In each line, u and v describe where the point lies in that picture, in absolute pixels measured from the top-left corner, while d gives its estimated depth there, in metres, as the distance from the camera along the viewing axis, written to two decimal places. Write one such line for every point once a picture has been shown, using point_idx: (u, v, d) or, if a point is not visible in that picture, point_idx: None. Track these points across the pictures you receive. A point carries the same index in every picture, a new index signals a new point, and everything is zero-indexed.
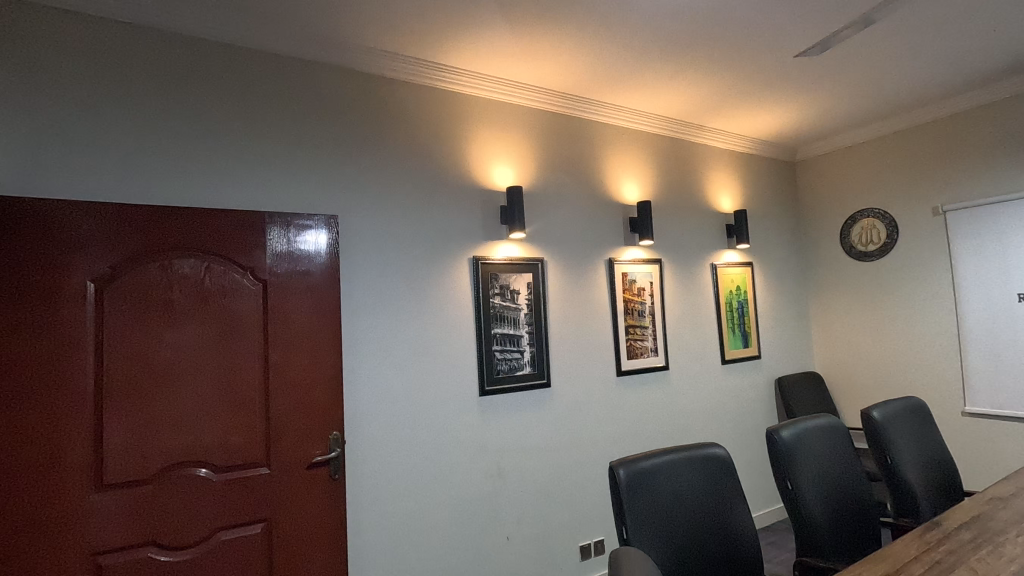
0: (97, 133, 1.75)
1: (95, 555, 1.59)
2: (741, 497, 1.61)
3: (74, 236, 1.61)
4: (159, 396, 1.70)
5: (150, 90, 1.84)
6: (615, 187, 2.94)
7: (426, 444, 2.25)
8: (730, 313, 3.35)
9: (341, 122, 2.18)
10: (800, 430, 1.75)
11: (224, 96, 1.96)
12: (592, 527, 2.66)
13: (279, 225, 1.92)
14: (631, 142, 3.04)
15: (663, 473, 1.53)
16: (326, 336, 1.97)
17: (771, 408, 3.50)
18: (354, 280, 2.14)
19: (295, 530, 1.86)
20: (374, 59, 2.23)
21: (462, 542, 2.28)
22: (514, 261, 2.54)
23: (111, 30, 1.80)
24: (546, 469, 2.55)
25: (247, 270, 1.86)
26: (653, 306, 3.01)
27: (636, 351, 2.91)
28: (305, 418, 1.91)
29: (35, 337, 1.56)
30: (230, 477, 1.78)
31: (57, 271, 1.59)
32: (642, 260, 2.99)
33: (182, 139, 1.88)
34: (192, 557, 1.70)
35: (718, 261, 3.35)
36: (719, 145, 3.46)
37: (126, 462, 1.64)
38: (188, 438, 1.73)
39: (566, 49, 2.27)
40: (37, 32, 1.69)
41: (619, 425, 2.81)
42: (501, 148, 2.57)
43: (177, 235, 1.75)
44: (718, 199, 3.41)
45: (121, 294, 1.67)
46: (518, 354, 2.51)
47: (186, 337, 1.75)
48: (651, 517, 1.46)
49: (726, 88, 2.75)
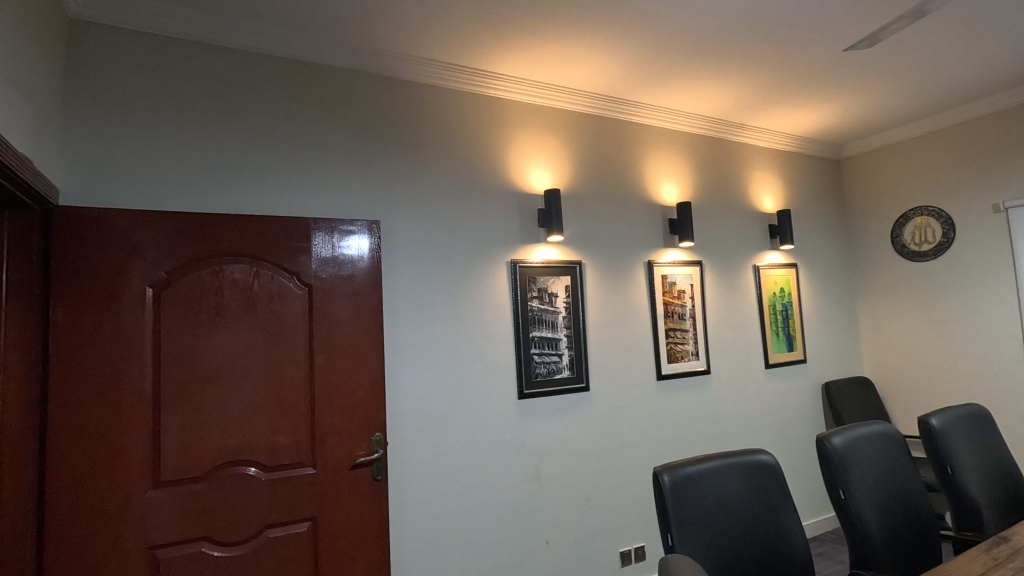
0: (153, 145, 1.84)
1: (152, 548, 1.66)
2: (792, 506, 1.56)
3: (133, 244, 1.70)
4: (210, 396, 1.77)
5: (200, 101, 1.91)
6: (654, 188, 2.90)
7: (465, 446, 2.26)
8: (774, 315, 3.26)
9: (381, 129, 2.22)
10: (852, 438, 1.68)
11: (270, 106, 2.02)
12: (633, 534, 2.62)
13: (323, 231, 1.97)
14: (669, 142, 2.99)
15: (708, 478, 1.50)
16: (369, 339, 2.01)
17: (818, 415, 3.38)
18: (394, 284, 2.18)
19: (339, 529, 1.89)
20: (412, 66, 2.27)
21: (502, 546, 2.29)
22: (553, 264, 2.53)
23: (165, 45, 1.88)
24: (586, 474, 2.53)
25: (293, 275, 1.91)
26: (694, 308, 2.95)
27: (676, 355, 2.86)
28: (349, 419, 1.95)
29: (97, 340, 1.65)
30: (277, 476, 1.83)
31: (117, 278, 1.68)
32: (683, 261, 2.94)
33: (230, 148, 1.94)
34: (241, 554, 1.76)
35: (761, 262, 3.27)
36: (760, 143, 3.37)
37: (180, 459, 1.71)
38: (238, 437, 1.79)
39: (605, 51, 2.26)
40: (100, 51, 1.79)
41: (660, 430, 2.77)
42: (538, 152, 2.57)
43: (228, 242, 1.81)
44: (760, 199, 3.32)
45: (175, 297, 1.74)
46: (556, 358, 2.51)
47: (235, 339, 1.81)
48: (697, 523, 1.43)
49: (770, 85, 2.68)
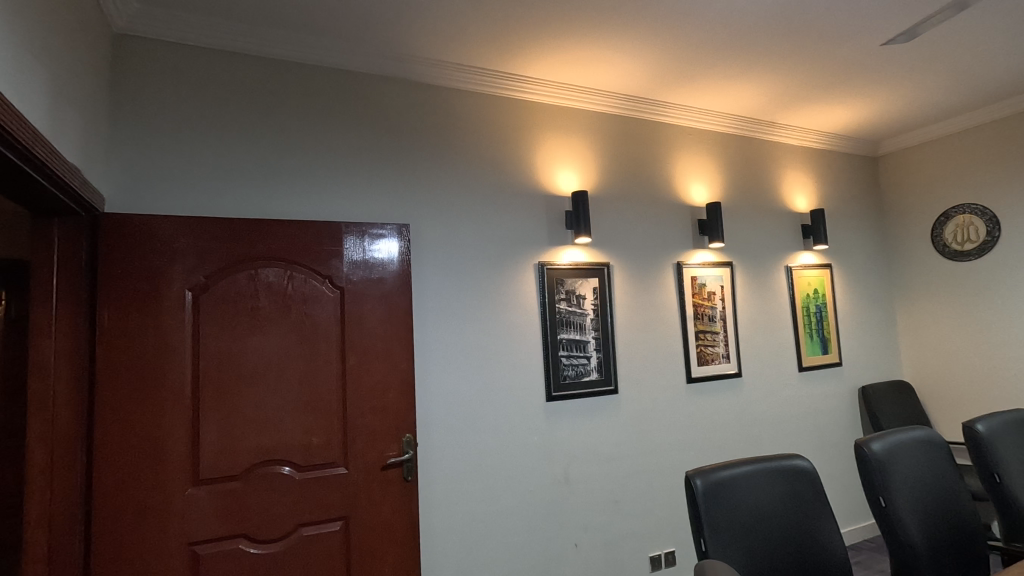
0: (192, 153, 1.90)
1: (192, 544, 1.71)
2: (830, 513, 1.52)
3: (173, 249, 1.76)
4: (246, 396, 1.81)
5: (236, 110, 1.97)
6: (682, 189, 2.86)
7: (494, 448, 2.27)
8: (808, 317, 3.19)
9: (410, 133, 2.24)
10: (893, 444, 1.63)
11: (303, 113, 2.06)
12: (664, 538, 2.58)
13: (355, 234, 2.00)
14: (698, 142, 2.95)
15: (742, 483, 1.47)
16: (399, 341, 2.03)
17: (855, 419, 3.28)
18: (424, 287, 2.21)
19: (370, 530, 1.92)
20: (441, 71, 2.30)
21: (530, 548, 2.28)
22: (580, 266, 2.52)
23: (203, 56, 1.94)
24: (614, 477, 2.51)
25: (326, 278, 1.95)
26: (724, 310, 2.91)
27: (706, 358, 2.82)
28: (379, 421, 1.97)
29: (140, 342, 1.71)
30: (310, 476, 1.86)
31: (158, 282, 1.74)
32: (712, 263, 2.89)
33: (265, 154, 1.99)
34: (277, 551, 1.80)
35: (794, 262, 3.20)
36: (792, 141, 3.30)
37: (218, 458, 1.76)
38: (272, 437, 1.83)
39: (633, 51, 2.24)
40: (142, 63, 1.86)
41: (690, 434, 2.73)
42: (566, 153, 2.57)
43: (263, 246, 1.86)
44: (792, 198, 3.25)
45: (213, 301, 1.79)
46: (585, 360, 2.50)
47: (270, 342, 1.86)
48: (731, 529, 1.40)
49: (803, 82, 2.62)
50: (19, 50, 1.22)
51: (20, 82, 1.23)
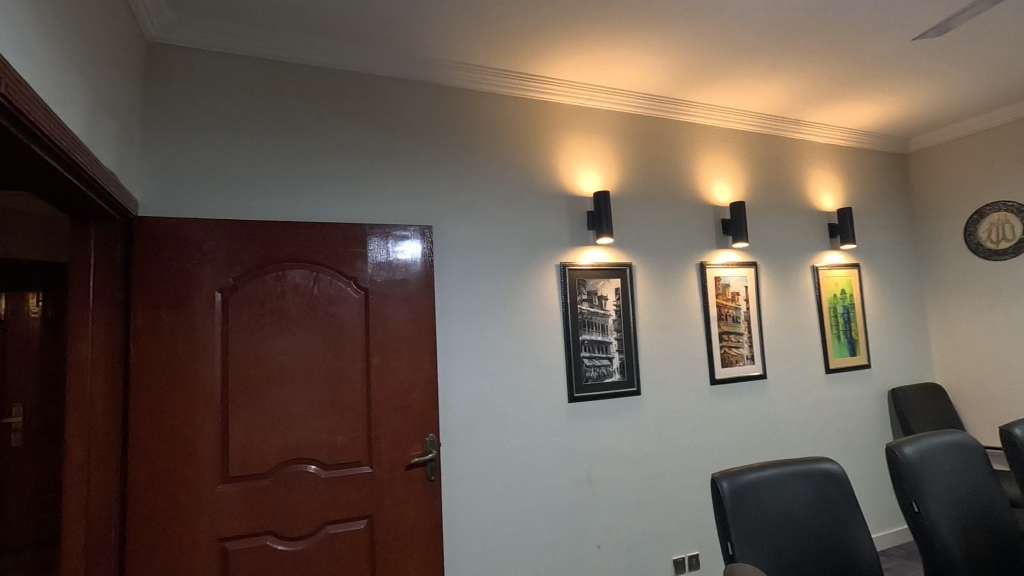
0: (221, 157, 1.94)
1: (221, 541, 1.75)
2: (861, 517, 1.48)
3: (203, 252, 1.80)
4: (273, 396, 1.85)
5: (263, 114, 2.00)
6: (705, 188, 2.84)
7: (515, 449, 2.27)
8: (835, 318, 3.13)
9: (431, 136, 2.26)
10: (926, 447, 1.60)
11: (327, 117, 2.10)
12: (687, 541, 2.55)
13: (379, 236, 2.02)
14: (721, 141, 2.92)
15: (771, 486, 1.46)
16: (423, 341, 2.05)
17: (884, 423, 3.21)
18: (446, 288, 2.22)
19: (394, 528, 1.94)
20: (463, 73, 2.31)
21: (553, 549, 2.28)
22: (603, 267, 2.51)
23: (231, 62, 1.98)
24: (637, 479, 2.49)
25: (350, 279, 1.97)
26: (749, 311, 2.87)
27: (731, 359, 2.78)
28: (403, 420, 1.99)
29: (171, 342, 1.75)
30: (336, 474, 1.89)
31: (189, 283, 1.78)
32: (736, 263, 2.86)
33: (291, 158, 2.03)
34: (303, 548, 1.83)
35: (820, 262, 3.14)
36: (818, 139, 3.24)
37: (246, 456, 1.79)
38: (299, 436, 1.86)
39: (655, 51, 2.23)
40: (174, 71, 1.91)
41: (715, 436, 2.69)
42: (587, 154, 2.56)
43: (289, 249, 1.89)
44: (819, 197, 3.19)
45: (241, 302, 1.83)
46: (607, 361, 2.48)
47: (296, 341, 1.89)
48: (759, 532, 1.39)
49: (830, 78, 2.57)
50: (60, 59, 1.26)
51: (61, 90, 1.27)
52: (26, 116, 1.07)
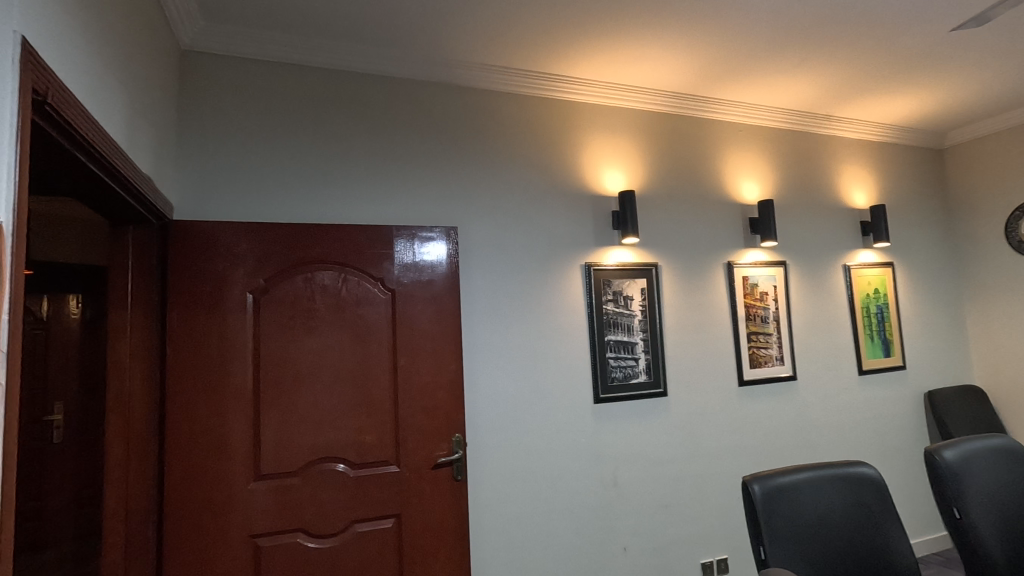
0: (251, 161, 1.98)
1: (254, 537, 1.79)
2: (899, 522, 1.44)
3: (235, 254, 1.84)
4: (302, 395, 1.87)
5: (292, 119, 2.04)
6: (733, 187, 2.79)
7: (540, 450, 2.27)
8: (868, 318, 3.05)
9: (456, 137, 2.27)
10: (967, 452, 1.55)
11: (355, 121, 2.12)
12: (715, 545, 2.52)
13: (405, 238, 2.04)
14: (749, 138, 2.87)
15: (804, 490, 1.43)
16: (448, 342, 2.06)
17: (920, 426, 3.11)
18: (471, 288, 2.23)
19: (422, 527, 1.95)
20: (487, 75, 2.32)
21: (579, 550, 2.27)
22: (628, 267, 2.50)
23: (261, 69, 2.02)
24: (664, 481, 2.46)
25: (378, 280, 2.00)
26: (778, 311, 2.82)
27: (759, 360, 2.74)
28: (430, 420, 2.00)
29: (204, 342, 1.79)
30: (364, 473, 1.91)
31: (222, 285, 1.82)
32: (765, 262, 2.80)
33: (319, 161, 2.06)
34: (333, 545, 1.85)
35: (852, 261, 3.06)
36: (849, 135, 3.16)
37: (277, 455, 1.83)
38: (328, 435, 1.89)
39: (682, 48, 2.21)
40: (206, 78, 1.95)
41: (743, 439, 2.65)
42: (612, 153, 2.54)
43: (318, 251, 1.93)
44: (851, 194, 3.12)
45: (272, 303, 1.86)
46: (633, 362, 2.46)
47: (325, 342, 1.91)
48: (793, 536, 1.36)
49: (863, 72, 2.51)
50: (101, 68, 1.30)
51: (103, 98, 1.32)
52: (70, 124, 1.12)
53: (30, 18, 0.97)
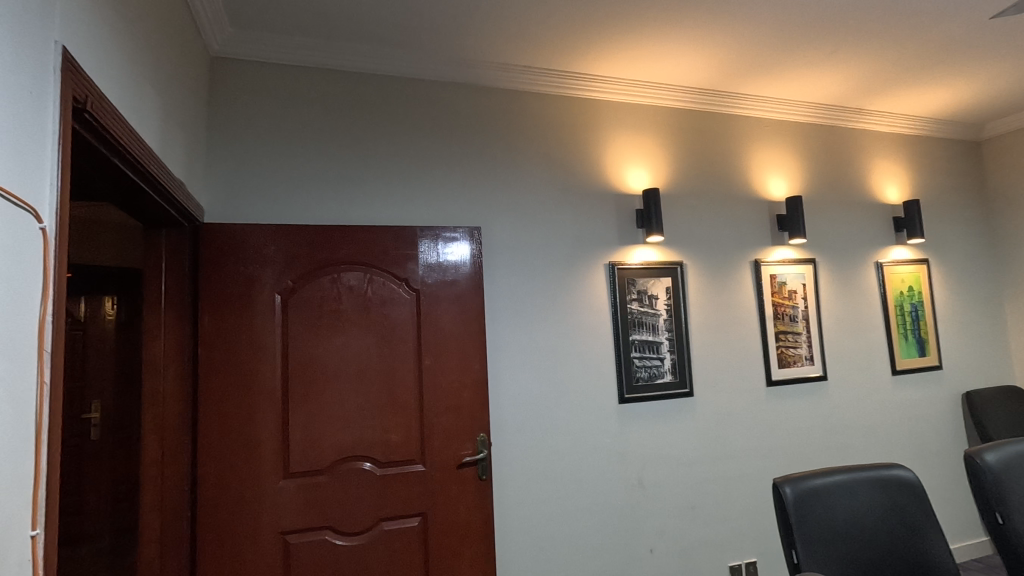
0: (278, 165, 2.01)
1: (283, 534, 1.82)
2: (939, 527, 1.39)
3: (263, 256, 1.87)
4: (329, 394, 1.90)
5: (318, 122, 2.07)
6: (760, 184, 2.74)
7: (565, 451, 2.26)
8: (902, 317, 2.97)
9: (479, 137, 2.28)
10: (1011, 455, 1.49)
11: (379, 123, 2.14)
12: (744, 548, 2.47)
13: (429, 238, 2.05)
14: (776, 134, 2.81)
15: (838, 493, 1.40)
16: (472, 342, 2.07)
17: (958, 428, 3.01)
18: (495, 288, 2.24)
19: (447, 526, 1.96)
20: (509, 74, 2.32)
21: (604, 551, 2.26)
22: (652, 266, 2.47)
23: (287, 73, 2.05)
24: (690, 482, 2.43)
25: (402, 281, 2.01)
26: (807, 309, 2.76)
27: (788, 359, 2.68)
28: (455, 419, 2.01)
29: (235, 342, 1.83)
30: (390, 472, 1.93)
31: (251, 286, 1.85)
32: (793, 260, 2.75)
33: (344, 164, 2.09)
34: (360, 543, 1.88)
35: (884, 258, 2.98)
36: (881, 129, 3.08)
37: (305, 453, 1.86)
38: (355, 434, 1.91)
39: (708, 43, 2.17)
40: (235, 84, 1.99)
41: (772, 440, 2.60)
42: (635, 151, 2.52)
43: (344, 251, 1.95)
44: (882, 189, 3.03)
45: (300, 304, 1.89)
46: (658, 362, 2.44)
47: (351, 342, 1.94)
48: (826, 540, 1.33)
49: (896, 63, 2.44)
50: (137, 76, 1.34)
51: (138, 105, 1.35)
52: (108, 131, 1.15)
53: (69, 28, 1.00)
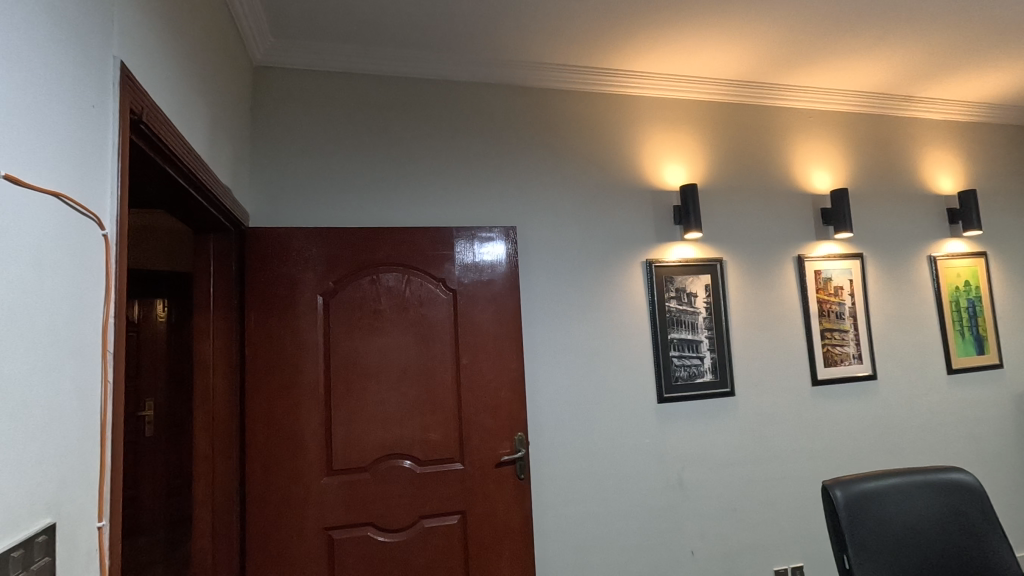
0: (318, 169, 2.06)
1: (327, 529, 1.86)
2: (1003, 534, 1.32)
3: (306, 258, 1.92)
4: (369, 393, 1.93)
5: (355, 127, 2.11)
6: (803, 177, 2.66)
7: (603, 450, 2.24)
8: (957, 313, 2.83)
9: (513, 136, 2.28)
10: None
11: (414, 125, 2.17)
12: (790, 552, 2.40)
13: (465, 238, 2.07)
14: (819, 125, 2.72)
15: (892, 497, 1.34)
16: (509, 341, 2.07)
17: (1021, 429, 2.85)
18: (531, 288, 2.24)
19: (486, 525, 1.97)
20: (543, 73, 2.31)
21: (644, 552, 2.23)
22: (690, 263, 2.42)
23: (326, 79, 2.10)
24: (732, 483, 2.38)
25: (440, 281, 2.03)
26: (855, 306, 2.65)
27: (835, 358, 2.59)
28: (493, 418, 2.02)
29: (279, 342, 1.88)
30: (430, 470, 1.95)
31: (295, 288, 1.91)
32: (839, 254, 2.65)
33: (381, 166, 2.12)
34: (401, 539, 1.91)
35: (938, 252, 2.85)
36: (932, 117, 2.94)
37: (347, 451, 1.90)
38: (395, 432, 1.94)
39: (747, 34, 2.12)
40: (276, 92, 2.05)
41: (818, 441, 2.52)
42: (672, 147, 2.48)
43: (383, 253, 1.98)
44: (935, 179, 2.89)
45: (341, 304, 1.94)
46: (698, 360, 2.39)
47: (390, 342, 1.97)
48: (880, 544, 1.28)
49: (949, 48, 2.32)
50: (187, 87, 1.39)
51: (188, 115, 1.41)
52: (161, 140, 1.20)
53: (126, 44, 1.05)
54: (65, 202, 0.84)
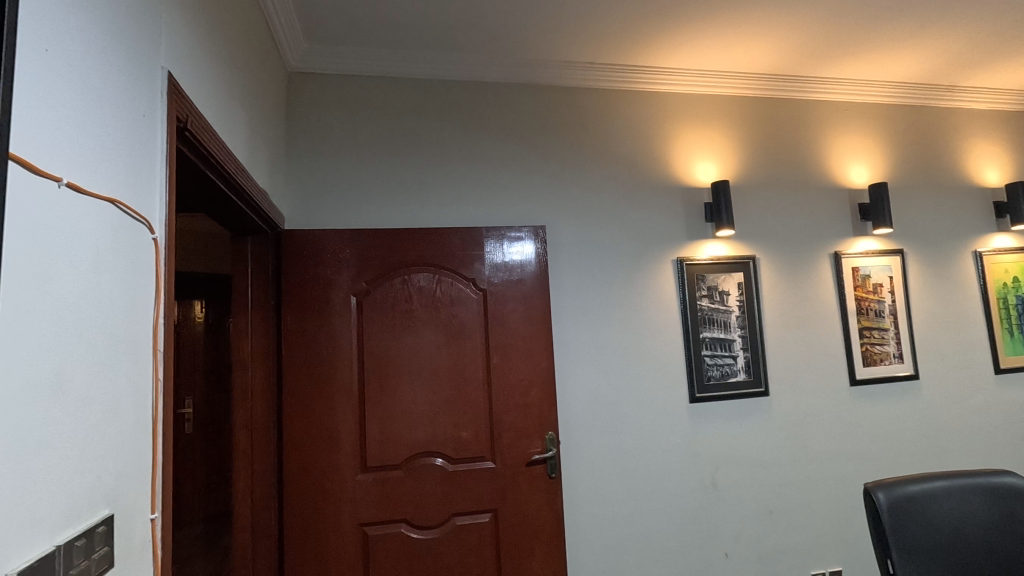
0: (350, 172, 2.10)
1: (362, 525, 1.90)
2: None
3: (340, 260, 1.96)
4: (401, 392, 1.96)
5: (385, 130, 2.14)
6: (839, 171, 2.59)
7: (634, 450, 2.23)
8: (1005, 311, 2.72)
9: (542, 135, 2.28)
10: None
11: (443, 126, 2.19)
12: (828, 555, 2.35)
13: (494, 238, 2.08)
14: (856, 117, 2.65)
15: (938, 500, 1.30)
16: (539, 340, 2.07)
17: None
18: (560, 287, 2.23)
19: (518, 523, 1.98)
20: (572, 71, 2.30)
21: (676, 552, 2.21)
22: (722, 260, 2.39)
23: (357, 83, 2.14)
24: (767, 485, 2.33)
25: (469, 280, 2.05)
26: (895, 304, 2.57)
27: (874, 357, 2.52)
28: (523, 417, 2.03)
29: (314, 342, 1.92)
30: (462, 468, 1.97)
31: (329, 289, 1.95)
32: (878, 251, 2.57)
33: (411, 168, 2.15)
34: (435, 536, 1.93)
35: (984, 247, 2.74)
36: (976, 107, 2.84)
37: (381, 449, 1.93)
38: (427, 431, 1.97)
39: (778, 27, 2.08)
40: (310, 97, 2.10)
41: (857, 442, 2.45)
42: (703, 143, 2.44)
43: (415, 253, 2.01)
44: (980, 171, 2.78)
45: (375, 305, 1.97)
46: (731, 360, 2.36)
47: (422, 341, 1.99)
48: (924, 549, 1.25)
49: (994, 35, 2.24)
50: (227, 95, 1.44)
51: (229, 121, 1.45)
52: (204, 147, 1.24)
53: (173, 56, 1.09)
54: (121, 207, 0.88)
